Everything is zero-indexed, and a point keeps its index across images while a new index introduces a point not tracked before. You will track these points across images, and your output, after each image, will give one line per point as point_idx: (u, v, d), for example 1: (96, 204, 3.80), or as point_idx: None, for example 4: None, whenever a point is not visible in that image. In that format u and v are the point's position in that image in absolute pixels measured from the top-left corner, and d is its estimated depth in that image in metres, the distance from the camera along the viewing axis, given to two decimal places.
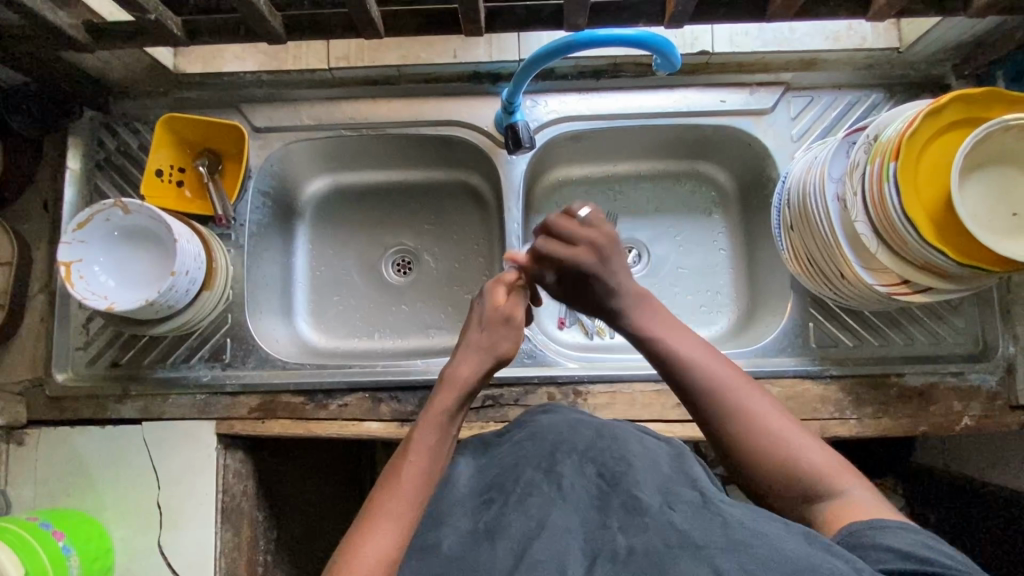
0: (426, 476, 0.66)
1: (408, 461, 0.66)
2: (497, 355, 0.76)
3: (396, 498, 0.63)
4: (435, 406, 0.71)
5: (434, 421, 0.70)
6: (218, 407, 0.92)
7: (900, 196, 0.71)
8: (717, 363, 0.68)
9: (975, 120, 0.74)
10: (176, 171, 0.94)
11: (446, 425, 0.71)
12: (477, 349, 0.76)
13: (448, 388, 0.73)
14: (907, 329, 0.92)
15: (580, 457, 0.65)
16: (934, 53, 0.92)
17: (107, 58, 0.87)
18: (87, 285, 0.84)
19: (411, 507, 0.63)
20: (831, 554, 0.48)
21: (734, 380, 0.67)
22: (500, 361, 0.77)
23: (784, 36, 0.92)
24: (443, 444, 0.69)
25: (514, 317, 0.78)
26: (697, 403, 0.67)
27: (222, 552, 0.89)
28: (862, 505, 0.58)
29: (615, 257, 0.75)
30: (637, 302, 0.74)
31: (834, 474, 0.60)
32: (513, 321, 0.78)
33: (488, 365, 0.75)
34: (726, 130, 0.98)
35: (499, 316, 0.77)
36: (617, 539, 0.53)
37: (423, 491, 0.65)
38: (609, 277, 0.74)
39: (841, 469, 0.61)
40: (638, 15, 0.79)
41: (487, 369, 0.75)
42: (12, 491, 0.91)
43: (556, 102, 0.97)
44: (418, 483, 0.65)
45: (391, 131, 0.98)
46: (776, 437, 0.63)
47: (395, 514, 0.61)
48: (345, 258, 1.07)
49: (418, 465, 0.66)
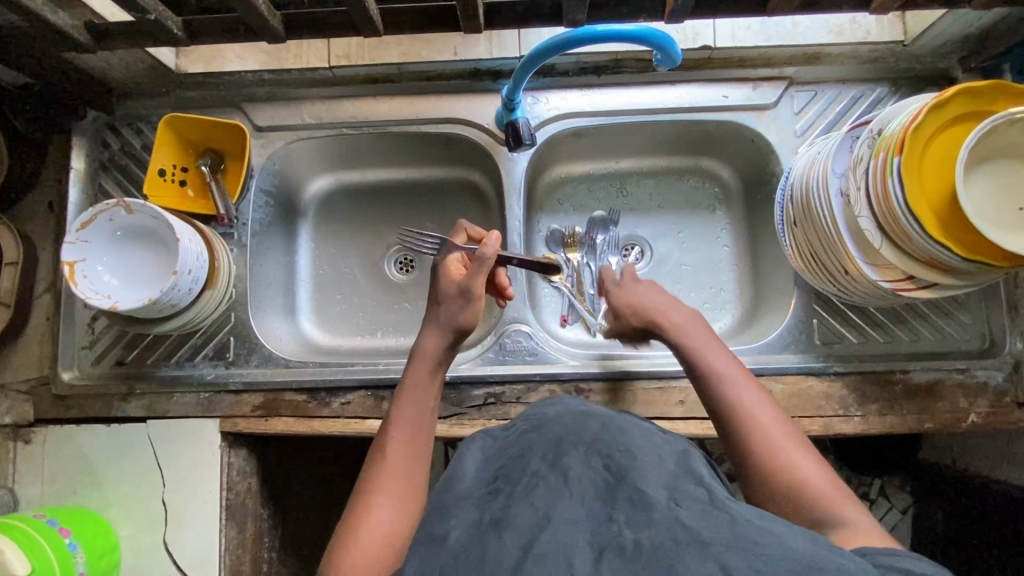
0: (410, 445, 0.71)
1: (391, 437, 0.71)
2: (456, 326, 0.77)
3: (383, 471, 0.68)
4: (409, 379, 0.76)
5: (413, 395, 0.75)
6: (222, 405, 0.93)
7: (903, 190, 0.70)
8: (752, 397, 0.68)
9: (980, 114, 0.73)
10: (179, 170, 0.95)
11: (423, 395, 0.75)
12: (435, 323, 0.78)
13: (416, 364, 0.77)
14: (912, 325, 0.91)
15: (586, 450, 0.62)
16: (940, 45, 0.90)
17: (109, 59, 0.88)
18: (91, 285, 0.84)
19: (401, 477, 0.67)
20: (837, 556, 0.48)
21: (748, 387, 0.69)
22: (464, 333, 0.78)
23: (786, 30, 0.91)
24: (421, 410, 0.74)
25: (468, 290, 0.77)
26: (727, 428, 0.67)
27: (227, 549, 0.90)
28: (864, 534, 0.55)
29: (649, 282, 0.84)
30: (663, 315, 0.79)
31: (850, 511, 0.58)
32: (471, 294, 0.77)
33: (448, 335, 0.77)
34: (728, 125, 0.97)
35: (456, 292, 0.78)
36: (623, 533, 0.51)
37: (411, 460, 0.70)
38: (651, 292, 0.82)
39: (844, 497, 0.59)
40: (638, 10, 0.78)
41: (452, 338, 0.78)
42: (20, 488, 0.92)
43: (556, 99, 0.97)
44: (405, 455, 0.70)
45: (392, 129, 0.98)
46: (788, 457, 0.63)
47: (389, 487, 0.66)
48: (348, 257, 1.07)
49: (399, 439, 0.71)
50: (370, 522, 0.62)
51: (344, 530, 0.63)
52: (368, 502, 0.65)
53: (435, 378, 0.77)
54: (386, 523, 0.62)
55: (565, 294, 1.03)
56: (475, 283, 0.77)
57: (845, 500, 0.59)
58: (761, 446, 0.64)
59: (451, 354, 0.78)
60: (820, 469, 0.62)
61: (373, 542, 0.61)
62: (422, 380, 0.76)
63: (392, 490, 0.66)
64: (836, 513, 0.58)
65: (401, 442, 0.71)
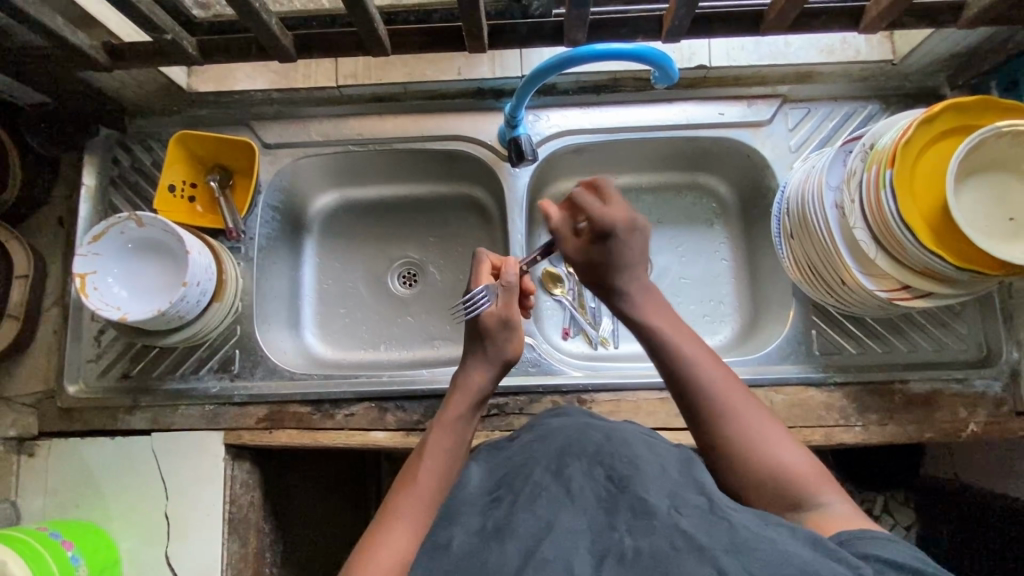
0: (443, 477, 0.70)
1: (425, 464, 0.71)
2: (502, 358, 0.79)
3: (413, 498, 0.67)
4: (447, 412, 0.76)
5: (450, 427, 0.74)
6: (227, 417, 0.93)
7: (897, 202, 0.72)
8: (718, 373, 0.68)
9: (969, 128, 0.76)
10: (189, 186, 0.97)
11: (460, 429, 0.75)
12: (481, 358, 0.79)
13: (458, 396, 0.77)
14: (910, 335, 0.93)
15: (588, 460, 0.63)
16: (928, 64, 0.94)
17: (123, 79, 0.90)
18: (101, 297, 0.86)
19: (428, 506, 0.67)
20: (833, 559, 0.49)
21: (712, 361, 0.68)
22: (507, 364, 0.80)
23: (778, 49, 0.94)
24: (456, 446, 0.73)
25: (511, 321, 0.79)
26: (697, 407, 0.66)
27: (229, 563, 0.89)
28: (847, 519, 0.57)
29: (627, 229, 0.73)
30: (650, 298, 0.75)
31: (831, 494, 0.60)
32: (512, 324, 0.79)
33: (495, 368, 0.79)
34: (724, 142, 1.00)
35: (496, 324, 0.78)
36: (624, 540, 0.52)
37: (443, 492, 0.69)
38: (624, 256, 0.74)
39: (820, 474, 0.61)
40: (635, 31, 0.81)
41: (495, 374, 0.79)
42: (22, 502, 0.91)
43: (557, 117, 0.99)
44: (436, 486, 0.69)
45: (397, 146, 1.00)
46: (764, 442, 0.63)
47: (412, 513, 0.66)
48: (352, 271, 1.08)
49: (433, 468, 0.70)
50: (392, 543, 0.62)
51: (365, 545, 0.62)
52: (391, 525, 0.64)
53: (472, 415, 0.76)
54: (407, 549, 0.62)
55: (567, 308, 1.04)
56: (513, 313, 0.79)
57: (823, 480, 0.60)
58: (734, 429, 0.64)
59: (491, 390, 0.79)
60: (794, 449, 0.63)
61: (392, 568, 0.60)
62: (462, 413, 0.76)
63: (416, 517, 0.65)
64: (816, 500, 0.59)
65: (434, 470, 0.70)
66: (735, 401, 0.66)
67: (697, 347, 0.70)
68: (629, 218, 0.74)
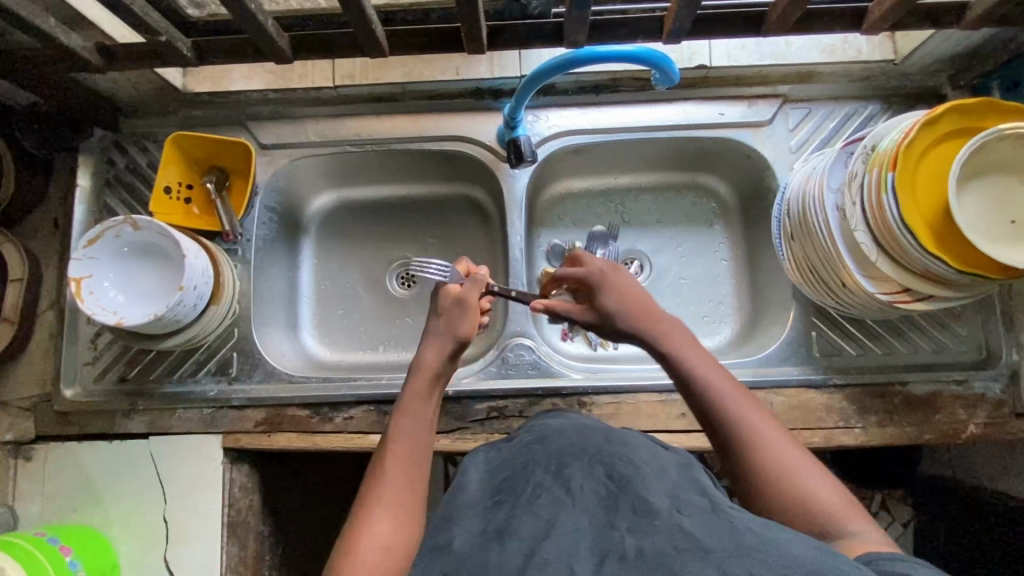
0: (412, 457, 0.69)
1: (390, 450, 0.69)
2: (457, 336, 0.79)
3: (383, 485, 0.66)
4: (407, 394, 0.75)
5: (411, 408, 0.73)
6: (225, 421, 0.93)
7: (899, 206, 0.71)
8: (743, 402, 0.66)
9: (970, 130, 0.75)
10: (185, 187, 0.96)
11: (422, 409, 0.74)
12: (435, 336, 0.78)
13: (415, 377, 0.76)
14: (909, 337, 0.93)
15: (589, 459, 0.63)
16: (930, 64, 0.93)
17: (117, 79, 0.89)
18: (97, 301, 0.85)
19: (401, 489, 0.65)
20: (840, 561, 0.48)
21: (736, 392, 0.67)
22: (463, 343, 0.79)
23: (780, 49, 0.94)
24: (420, 425, 0.72)
25: (465, 299, 0.81)
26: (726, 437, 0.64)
27: (228, 566, 0.89)
28: (876, 546, 0.54)
29: (614, 274, 0.80)
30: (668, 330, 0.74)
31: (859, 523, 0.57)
32: (467, 303, 0.81)
33: (449, 345, 0.78)
34: (725, 142, 0.99)
35: (452, 304, 0.82)
36: (626, 540, 0.52)
37: (412, 471, 0.68)
38: (617, 291, 0.78)
39: (847, 504, 0.58)
40: (636, 31, 0.80)
41: (451, 350, 0.78)
42: (19, 506, 0.91)
43: (556, 117, 0.98)
44: (403, 467, 0.68)
45: (395, 146, 0.99)
46: (793, 472, 0.60)
47: (388, 499, 0.64)
48: (350, 272, 1.08)
49: (398, 452, 0.69)
50: (370, 532, 0.60)
51: (344, 539, 0.61)
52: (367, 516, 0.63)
53: (433, 392, 0.76)
54: (391, 535, 0.60)
55: None
56: (468, 293, 0.82)
57: (851, 511, 0.58)
58: (761, 460, 0.62)
59: (449, 367, 0.78)
60: (821, 478, 0.60)
61: (376, 557, 0.58)
62: (422, 391, 0.75)
63: (392, 503, 0.64)
64: (845, 529, 0.57)
65: (400, 454, 0.69)
66: (761, 431, 0.64)
67: (723, 379, 0.68)
68: (610, 263, 0.81)
